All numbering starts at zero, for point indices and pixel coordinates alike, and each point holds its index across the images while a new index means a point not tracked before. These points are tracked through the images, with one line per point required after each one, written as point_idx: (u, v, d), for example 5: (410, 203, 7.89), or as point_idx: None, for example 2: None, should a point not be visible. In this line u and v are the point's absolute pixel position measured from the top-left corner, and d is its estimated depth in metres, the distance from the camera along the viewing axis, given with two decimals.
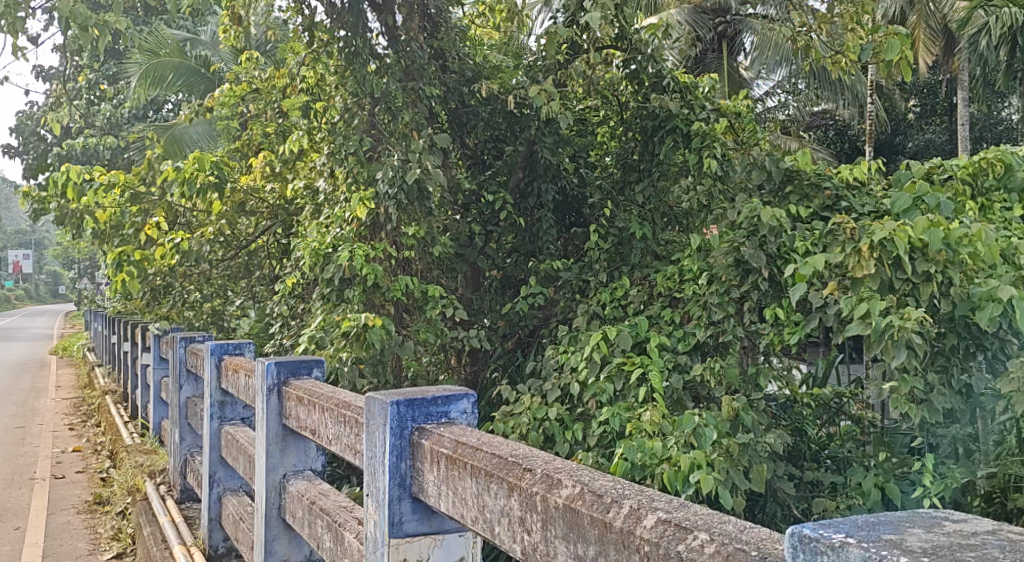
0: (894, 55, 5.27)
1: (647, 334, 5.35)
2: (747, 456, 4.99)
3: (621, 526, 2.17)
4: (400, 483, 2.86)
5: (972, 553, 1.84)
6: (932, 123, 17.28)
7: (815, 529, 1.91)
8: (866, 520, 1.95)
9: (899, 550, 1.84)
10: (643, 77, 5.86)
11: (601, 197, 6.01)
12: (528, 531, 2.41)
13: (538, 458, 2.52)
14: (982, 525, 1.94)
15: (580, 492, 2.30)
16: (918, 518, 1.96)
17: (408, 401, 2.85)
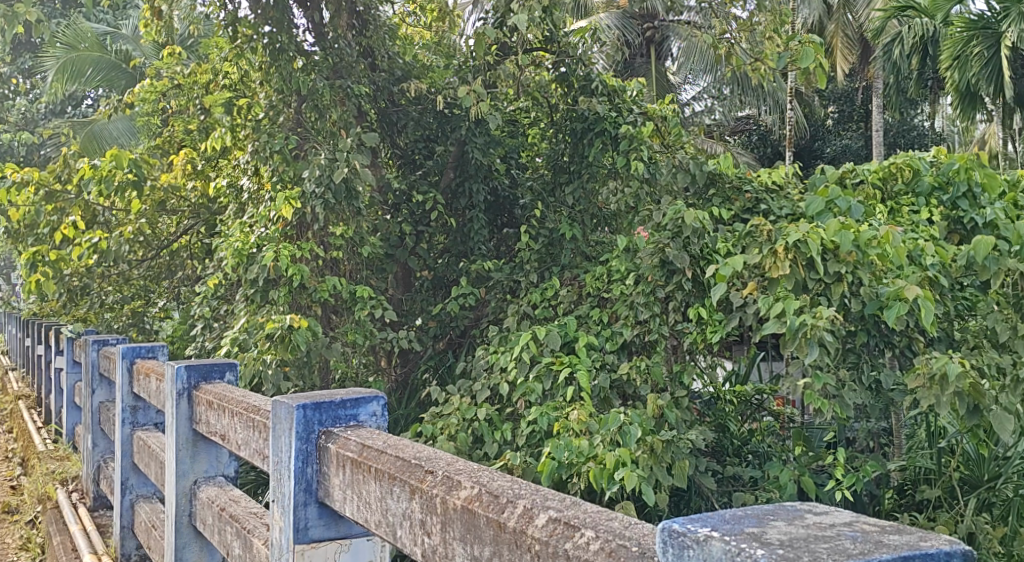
0: (808, 63, 5.49)
1: (575, 334, 5.35)
2: (670, 453, 4.84)
3: (515, 526, 2.09)
4: (307, 488, 2.72)
5: (824, 544, 1.71)
6: (850, 130, 18.44)
7: (683, 523, 1.78)
8: (732, 514, 1.82)
9: (757, 543, 1.71)
10: (572, 80, 5.97)
11: (532, 198, 6.18)
12: (428, 534, 2.32)
13: (442, 459, 2.43)
14: (842, 516, 1.82)
15: (478, 492, 2.21)
16: (781, 511, 1.84)
17: (315, 405, 2.72)
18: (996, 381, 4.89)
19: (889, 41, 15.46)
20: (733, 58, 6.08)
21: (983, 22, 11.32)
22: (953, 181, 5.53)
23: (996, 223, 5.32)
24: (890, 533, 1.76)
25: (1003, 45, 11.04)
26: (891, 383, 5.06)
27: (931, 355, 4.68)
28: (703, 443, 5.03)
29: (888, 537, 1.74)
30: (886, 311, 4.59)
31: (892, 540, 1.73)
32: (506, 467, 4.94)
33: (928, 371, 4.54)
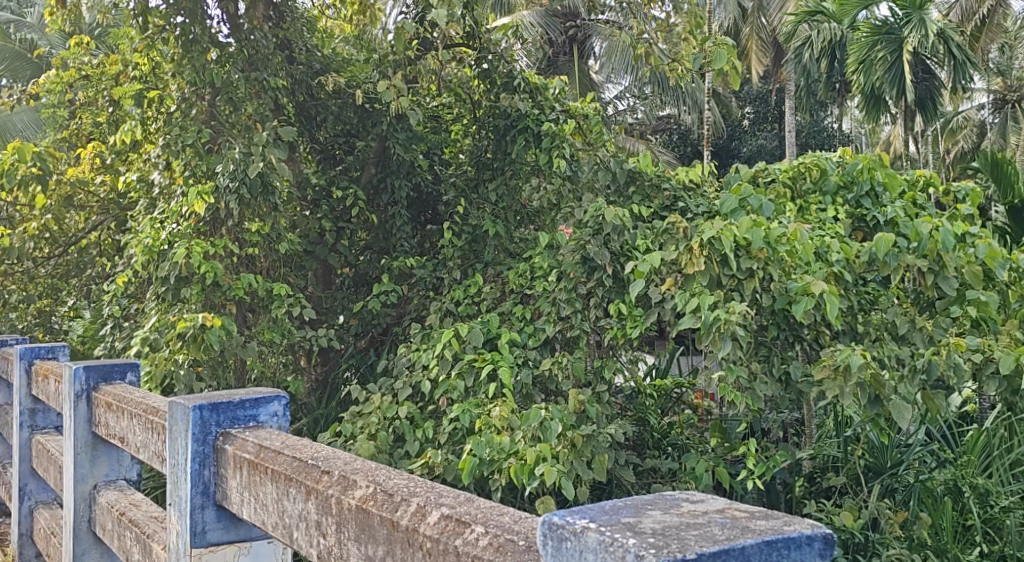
0: (721, 64, 5.67)
1: (498, 330, 5.34)
2: (590, 447, 4.88)
3: (407, 524, 2.09)
4: (203, 492, 2.70)
5: (693, 531, 1.77)
6: (765, 130, 19.23)
7: (564, 516, 1.85)
8: (612, 505, 1.88)
9: (631, 532, 1.77)
10: (494, 77, 5.97)
11: (455, 195, 6.15)
12: (323, 535, 2.31)
13: (339, 459, 2.43)
14: (716, 503, 1.89)
15: (372, 492, 2.22)
16: (660, 501, 1.92)
17: (211, 406, 2.71)
18: (895, 370, 4.96)
19: (800, 44, 15.96)
20: (651, 58, 6.19)
21: (886, 28, 11.95)
22: (857, 181, 5.69)
23: (895, 220, 5.43)
24: (757, 519, 1.82)
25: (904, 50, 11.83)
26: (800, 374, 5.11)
27: (836, 348, 4.85)
28: (623, 436, 5.07)
29: (754, 522, 1.81)
30: (794, 306, 4.69)
31: (758, 525, 1.80)
32: (427, 465, 4.92)
33: (833, 363, 4.70)
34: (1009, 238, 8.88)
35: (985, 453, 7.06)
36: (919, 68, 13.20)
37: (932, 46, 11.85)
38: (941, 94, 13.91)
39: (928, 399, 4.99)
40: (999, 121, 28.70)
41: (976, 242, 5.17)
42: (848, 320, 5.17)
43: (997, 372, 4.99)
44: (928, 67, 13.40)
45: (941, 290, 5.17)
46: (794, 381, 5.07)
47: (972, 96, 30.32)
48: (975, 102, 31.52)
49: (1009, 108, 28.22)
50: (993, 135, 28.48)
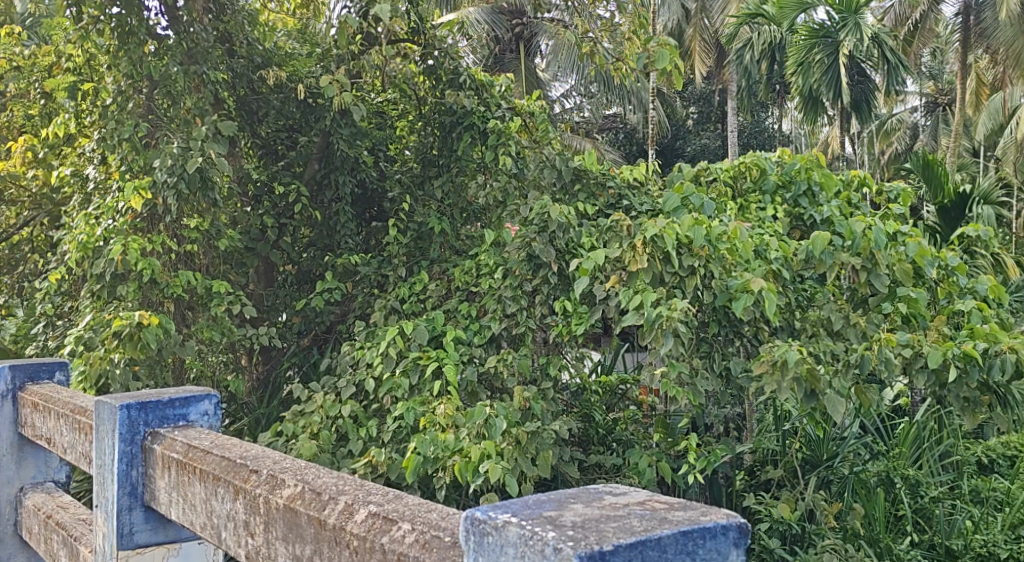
0: (665, 65, 5.75)
1: (443, 328, 5.30)
2: (535, 444, 4.88)
3: (334, 523, 2.21)
4: (131, 492, 2.85)
5: (612, 523, 1.86)
6: (709, 130, 19.58)
7: (486, 511, 1.94)
8: (535, 499, 1.97)
9: (551, 526, 1.86)
10: (439, 73, 5.93)
11: (401, 191, 6.05)
12: (251, 535, 2.43)
13: (268, 459, 2.55)
14: (636, 495, 1.99)
15: (299, 492, 2.33)
16: (583, 494, 2.01)
17: (140, 405, 2.86)
18: (828, 365, 5.03)
19: (742, 46, 16.21)
20: (595, 57, 6.22)
21: (823, 31, 13.01)
22: (794, 180, 5.79)
23: (831, 219, 5.51)
24: (676, 510, 1.91)
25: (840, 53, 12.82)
26: (740, 369, 5.19)
27: (775, 344, 4.87)
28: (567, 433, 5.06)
29: (671, 514, 1.90)
30: (734, 303, 4.74)
31: (676, 516, 1.88)
32: (371, 464, 4.89)
33: (771, 358, 4.72)
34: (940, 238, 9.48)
35: (915, 446, 7.72)
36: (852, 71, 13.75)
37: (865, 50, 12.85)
38: (875, 97, 14.41)
39: (861, 393, 5.03)
40: (931, 122, 29.36)
41: (908, 241, 5.28)
42: (786, 316, 5.33)
43: (926, 365, 4.94)
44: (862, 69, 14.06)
45: (874, 288, 5.27)
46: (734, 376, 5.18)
47: (906, 98, 30.99)
48: (908, 104, 32.23)
49: (941, 111, 28.85)
50: (926, 137, 29.14)
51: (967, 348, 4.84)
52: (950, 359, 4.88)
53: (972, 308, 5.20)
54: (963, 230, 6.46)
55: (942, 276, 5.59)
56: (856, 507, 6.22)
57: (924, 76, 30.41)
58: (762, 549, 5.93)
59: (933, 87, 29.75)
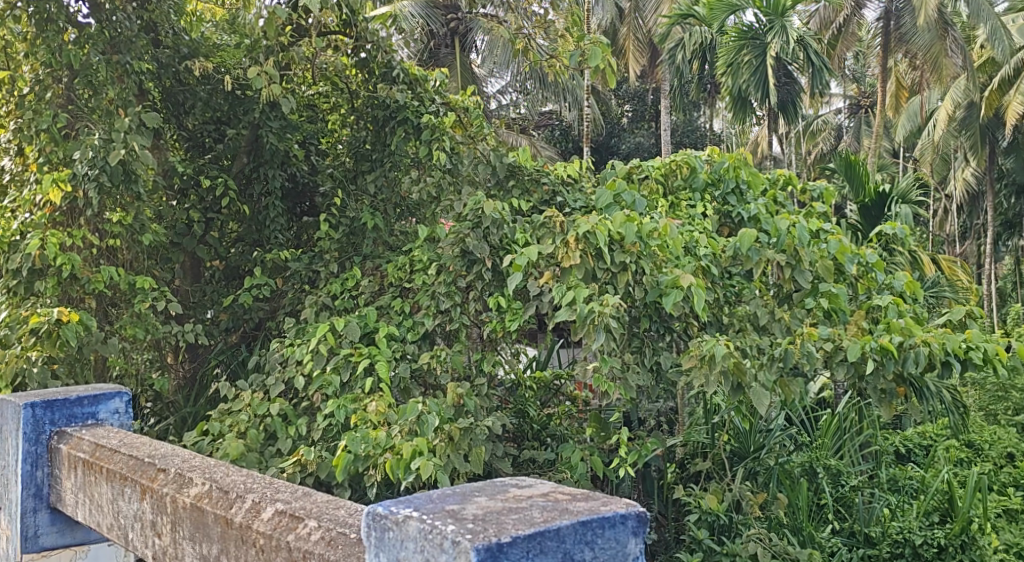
0: (597, 62, 5.70)
1: (375, 324, 5.25)
2: (468, 440, 4.81)
3: (243, 522, 2.83)
4: (37, 494, 3.63)
5: (512, 514, 2.37)
6: (642, 128, 19.82)
7: (385, 508, 2.46)
8: (436, 495, 2.52)
9: (449, 517, 2.37)
10: (372, 66, 5.87)
11: (333, 185, 6.03)
12: (160, 534, 3.12)
13: (172, 461, 3.28)
14: (540, 489, 2.54)
15: (206, 494, 3.00)
16: (489, 487, 2.58)
17: (45, 405, 3.68)
18: (755, 359, 5.05)
19: (674, 45, 16.39)
20: (530, 54, 6.21)
21: (751, 33, 13.42)
22: (723, 178, 5.92)
23: (758, 217, 5.69)
24: (579, 503, 2.42)
25: (768, 54, 13.20)
26: (671, 364, 5.22)
27: (702, 338, 4.94)
28: (500, 429, 5.01)
29: (572, 504, 2.41)
30: (664, 299, 4.79)
31: (577, 506, 2.39)
32: (299, 463, 4.82)
33: (699, 352, 4.79)
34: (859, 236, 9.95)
35: (836, 437, 7.94)
36: (778, 72, 13.93)
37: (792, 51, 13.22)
38: (801, 98, 14.60)
39: (785, 386, 5.04)
40: (855, 123, 30.01)
41: (830, 238, 5.41)
42: (714, 311, 5.36)
43: (846, 357, 5.00)
44: (788, 71, 14.18)
45: (797, 283, 5.39)
46: (665, 371, 5.19)
47: (831, 99, 31.74)
48: (834, 105, 32.93)
49: (865, 113, 29.49)
50: (850, 138, 29.76)
51: (884, 341, 4.89)
52: (868, 353, 4.94)
53: (888, 303, 5.32)
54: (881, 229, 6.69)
55: (861, 272, 5.70)
56: (781, 497, 6.34)
57: (848, 79, 31.09)
58: (692, 540, 6.01)
59: (857, 89, 30.44)
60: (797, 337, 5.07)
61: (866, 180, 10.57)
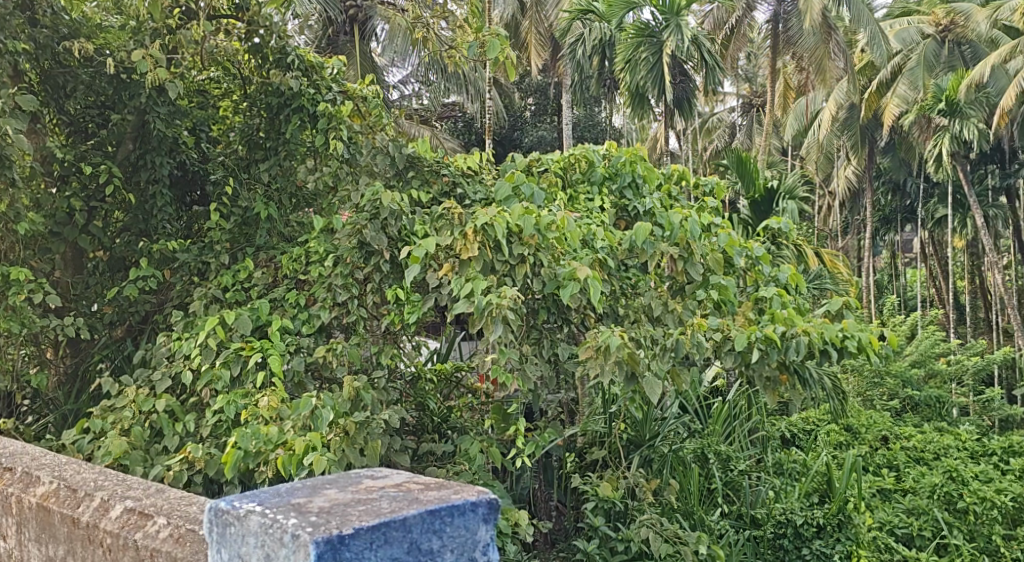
0: (495, 54, 5.67)
1: (268, 317, 5.10)
2: (363, 434, 4.74)
3: (89, 521, 3.03)
4: None
5: (360, 506, 2.49)
6: (544, 122, 20.00)
7: (231, 502, 2.59)
8: (287, 489, 2.63)
9: (294, 511, 2.49)
10: (265, 52, 5.70)
11: (224, 174, 5.83)
12: (9, 533, 3.31)
13: (22, 462, 3.45)
14: (394, 479, 2.65)
15: (53, 493, 3.18)
16: (344, 480, 2.68)
17: None
18: (649, 350, 5.08)
19: (574, 40, 16.50)
20: (428, 43, 6.12)
21: (648, 31, 13.55)
22: (620, 172, 5.93)
23: (653, 211, 5.74)
24: (428, 492, 2.54)
25: (664, 52, 13.41)
26: (568, 354, 5.22)
27: (599, 329, 4.94)
28: (397, 422, 4.93)
29: (423, 494, 2.53)
30: (561, 292, 4.77)
31: (428, 495, 2.52)
32: (187, 460, 4.66)
33: (595, 343, 4.78)
34: (749, 231, 10.11)
35: (727, 424, 8.08)
36: (674, 70, 14.17)
37: (687, 50, 13.41)
38: (695, 97, 14.85)
39: (676, 377, 5.11)
40: (747, 122, 30.82)
41: (719, 232, 5.53)
42: (610, 303, 5.41)
43: (733, 347, 5.08)
44: (684, 69, 14.47)
45: (689, 276, 5.37)
46: (562, 361, 5.20)
47: (725, 97, 32.54)
48: (728, 103, 33.77)
49: (757, 111, 30.28)
50: (743, 136, 30.59)
51: (768, 331, 4.96)
52: (753, 342, 5.02)
53: (774, 294, 5.41)
54: (766, 223, 6.77)
55: (749, 265, 5.84)
56: (673, 483, 6.47)
57: (742, 79, 31.90)
58: (588, 528, 6.05)
59: (749, 89, 31.24)
60: (688, 327, 5.14)
61: (756, 177, 10.82)
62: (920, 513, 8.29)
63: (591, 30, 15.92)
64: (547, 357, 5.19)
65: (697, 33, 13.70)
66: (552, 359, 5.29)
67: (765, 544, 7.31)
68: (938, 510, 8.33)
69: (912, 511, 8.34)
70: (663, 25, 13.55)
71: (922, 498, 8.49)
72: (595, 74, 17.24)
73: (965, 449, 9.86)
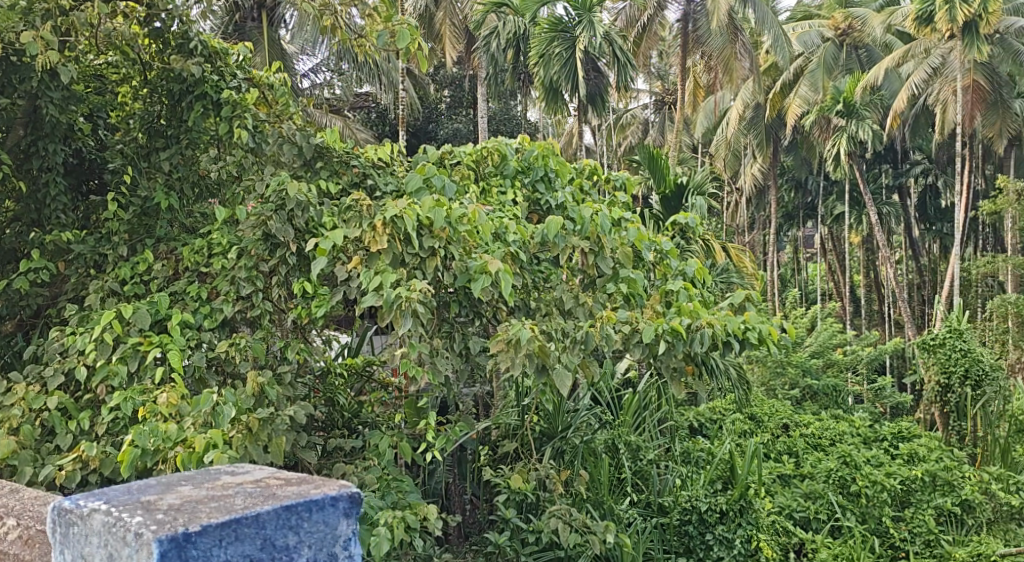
0: (405, 44, 5.60)
1: (168, 311, 4.95)
2: (267, 431, 4.61)
3: None
4: None
5: (212, 502, 2.46)
6: (460, 115, 19.95)
7: (76, 502, 2.53)
8: (139, 487, 2.58)
9: (142, 508, 2.45)
10: (167, 37, 5.52)
11: (123, 162, 5.64)
12: None
13: None
14: (253, 475, 2.62)
15: None
16: (202, 477, 2.63)
17: None
18: (560, 342, 5.07)
19: (488, 33, 16.45)
20: (337, 31, 6.01)
21: (563, 25, 13.67)
22: (532, 166, 5.93)
23: (565, 205, 5.73)
24: (287, 488, 2.52)
25: (577, 48, 13.52)
26: (479, 348, 5.14)
27: (511, 322, 4.91)
28: (303, 419, 4.82)
29: (281, 490, 2.51)
30: (471, 285, 4.73)
31: (286, 491, 2.50)
32: (80, 460, 4.49)
33: (506, 336, 4.75)
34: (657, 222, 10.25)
35: (637, 415, 8.16)
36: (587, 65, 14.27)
37: (600, 46, 13.58)
38: (609, 93, 14.90)
39: (586, 370, 5.08)
40: (659, 119, 31.23)
41: (628, 226, 5.56)
42: (522, 296, 5.38)
43: (641, 339, 5.08)
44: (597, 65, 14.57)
45: (599, 269, 5.44)
46: (473, 354, 5.12)
47: (638, 94, 32.94)
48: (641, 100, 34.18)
49: (669, 108, 30.71)
50: (656, 132, 31.00)
51: (674, 323, 4.97)
52: (661, 334, 5.03)
53: (681, 287, 5.44)
54: (674, 218, 6.83)
55: (657, 259, 5.91)
56: (583, 474, 6.48)
57: (654, 76, 32.33)
58: (500, 520, 6.13)
59: (661, 86, 31.67)
60: (597, 320, 5.13)
61: (666, 171, 11.01)
62: (816, 497, 8.38)
63: (505, 23, 15.87)
64: (460, 352, 5.12)
65: (609, 29, 13.95)
66: (462, 353, 5.22)
67: (672, 530, 7.42)
68: (832, 494, 8.41)
69: (809, 495, 8.42)
70: (575, 20, 13.65)
71: (819, 481, 8.55)
72: (509, 67, 17.23)
73: (858, 435, 9.96)
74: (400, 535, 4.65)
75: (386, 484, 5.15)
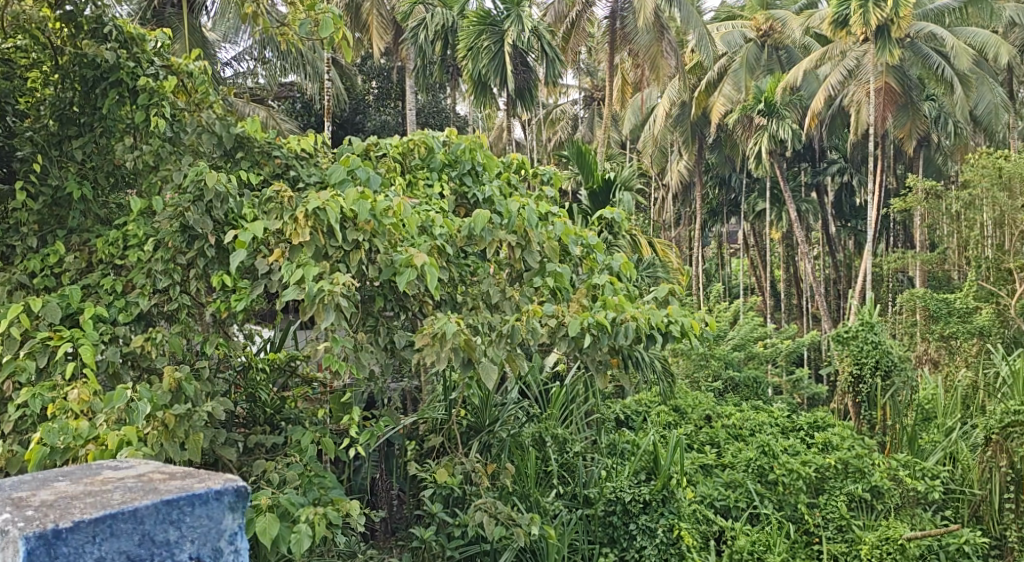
0: (328, 32, 5.45)
1: (80, 305, 4.80)
2: (184, 427, 4.50)
3: None
4: None
5: (88, 498, 2.54)
6: (388, 108, 19.80)
7: None
8: (19, 483, 2.66)
9: (18, 505, 2.52)
10: (79, 21, 5.37)
11: (31, 150, 5.37)
12: None
13: None
14: (136, 470, 2.71)
15: None
16: (84, 472, 2.73)
17: None
18: (486, 336, 5.05)
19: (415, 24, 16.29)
20: (260, 19, 5.87)
21: (491, 19, 13.65)
22: (459, 160, 5.88)
23: (492, 198, 5.69)
24: (168, 483, 2.61)
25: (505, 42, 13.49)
26: (405, 342, 5.07)
27: (436, 316, 4.86)
28: (222, 415, 4.71)
29: (163, 484, 2.60)
30: (396, 279, 4.65)
31: (168, 485, 2.59)
32: None
33: (431, 330, 4.71)
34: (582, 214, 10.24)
35: (564, 407, 8.17)
36: (517, 59, 14.25)
37: (528, 41, 13.54)
38: (538, 88, 14.90)
39: (513, 364, 5.04)
40: (588, 114, 31.41)
41: (555, 220, 5.54)
42: (448, 291, 5.35)
43: (567, 332, 5.05)
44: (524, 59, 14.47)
45: (526, 263, 5.41)
46: (398, 349, 5.04)
47: (567, 90, 33.07)
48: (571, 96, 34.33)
49: (597, 104, 30.91)
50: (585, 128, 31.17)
51: (599, 317, 4.97)
52: (586, 328, 5.02)
53: (606, 282, 5.46)
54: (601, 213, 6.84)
55: (584, 254, 5.88)
56: (509, 468, 6.48)
57: (583, 73, 32.51)
58: (426, 516, 6.10)
59: (590, 82, 31.87)
60: (522, 314, 5.10)
61: (594, 166, 11.06)
62: (735, 486, 8.48)
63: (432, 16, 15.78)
64: (385, 346, 5.04)
65: (537, 24, 13.94)
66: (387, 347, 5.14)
67: (597, 521, 7.54)
68: (751, 482, 8.50)
69: (729, 484, 8.52)
70: (504, 14, 13.61)
71: (740, 469, 8.65)
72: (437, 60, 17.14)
73: (777, 425, 10.11)
74: (322, 532, 4.55)
75: (308, 480, 5.06)
